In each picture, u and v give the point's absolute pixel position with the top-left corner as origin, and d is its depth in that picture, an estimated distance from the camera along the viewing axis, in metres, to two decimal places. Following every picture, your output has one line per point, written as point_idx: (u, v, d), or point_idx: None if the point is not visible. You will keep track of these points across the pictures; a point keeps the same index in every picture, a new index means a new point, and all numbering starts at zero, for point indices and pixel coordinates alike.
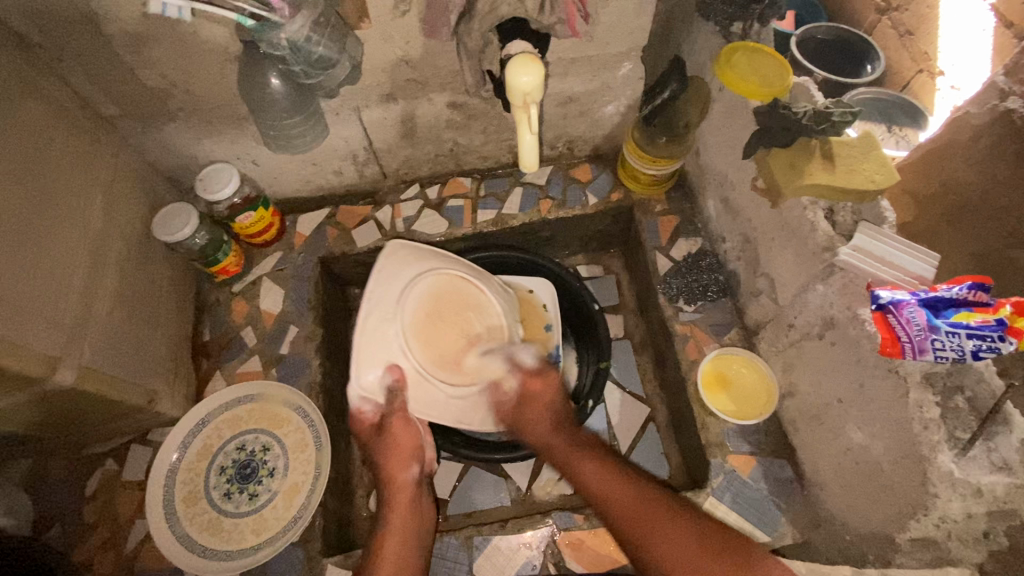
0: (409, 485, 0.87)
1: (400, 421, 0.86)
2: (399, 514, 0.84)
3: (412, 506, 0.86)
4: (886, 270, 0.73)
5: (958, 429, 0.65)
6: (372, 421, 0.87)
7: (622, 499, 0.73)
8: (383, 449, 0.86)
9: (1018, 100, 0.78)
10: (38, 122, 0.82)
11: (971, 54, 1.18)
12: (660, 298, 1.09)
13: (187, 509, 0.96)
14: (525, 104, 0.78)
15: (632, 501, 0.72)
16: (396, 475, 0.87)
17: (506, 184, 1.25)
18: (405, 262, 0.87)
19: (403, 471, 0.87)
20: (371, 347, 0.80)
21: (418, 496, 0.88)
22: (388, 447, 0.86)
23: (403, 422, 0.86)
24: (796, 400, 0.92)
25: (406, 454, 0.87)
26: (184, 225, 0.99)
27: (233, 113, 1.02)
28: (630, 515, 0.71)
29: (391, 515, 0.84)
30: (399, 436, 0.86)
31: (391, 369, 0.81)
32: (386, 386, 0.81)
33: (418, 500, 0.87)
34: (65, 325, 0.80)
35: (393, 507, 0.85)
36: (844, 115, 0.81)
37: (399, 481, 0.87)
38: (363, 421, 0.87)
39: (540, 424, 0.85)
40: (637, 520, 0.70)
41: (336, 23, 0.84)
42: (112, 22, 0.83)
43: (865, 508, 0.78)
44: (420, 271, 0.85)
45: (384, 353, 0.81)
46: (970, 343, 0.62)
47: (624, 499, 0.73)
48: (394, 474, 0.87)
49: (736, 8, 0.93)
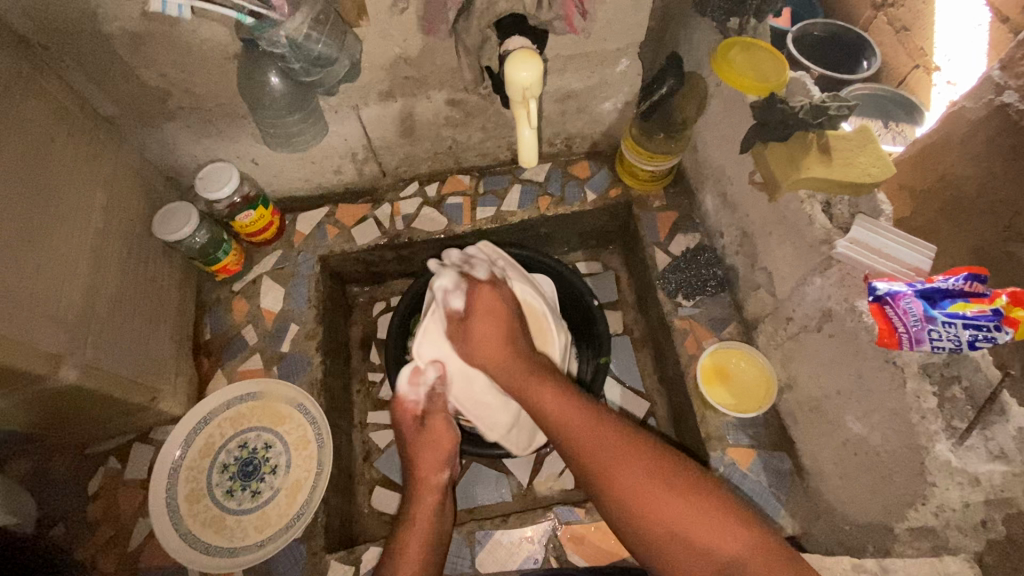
0: (439, 487, 0.92)
1: (442, 420, 0.97)
2: (426, 512, 0.88)
3: (437, 507, 0.90)
4: (882, 261, 0.73)
5: (955, 418, 0.66)
6: (415, 412, 0.98)
7: (574, 425, 0.77)
8: (421, 444, 0.95)
9: (1014, 94, 0.79)
10: (39, 121, 0.83)
11: (967, 49, 1.17)
12: (659, 293, 1.10)
13: (190, 506, 0.96)
14: (524, 100, 0.79)
15: (581, 421, 0.77)
16: (428, 475, 0.93)
17: (505, 181, 1.26)
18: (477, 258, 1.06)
19: (435, 473, 0.94)
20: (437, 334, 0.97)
21: (443, 500, 0.92)
22: (425, 445, 0.95)
23: (443, 418, 0.97)
24: (795, 393, 0.93)
25: (439, 454, 0.95)
26: (184, 223, 0.99)
27: (232, 112, 1.02)
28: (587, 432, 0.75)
29: (417, 512, 0.89)
30: (438, 429, 0.97)
31: (437, 363, 0.97)
32: (429, 377, 0.97)
33: (443, 502, 0.92)
34: (68, 323, 0.81)
35: (421, 505, 0.90)
36: (840, 109, 0.81)
37: (429, 484, 0.92)
38: (405, 408, 0.98)
39: (487, 352, 0.89)
40: (590, 439, 0.75)
41: (336, 21, 0.85)
42: (112, 22, 0.84)
43: (862, 499, 0.79)
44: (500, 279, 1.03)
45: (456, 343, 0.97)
46: (966, 333, 0.63)
47: (582, 428, 0.76)
48: (425, 475, 0.93)
49: (732, 3, 0.91)
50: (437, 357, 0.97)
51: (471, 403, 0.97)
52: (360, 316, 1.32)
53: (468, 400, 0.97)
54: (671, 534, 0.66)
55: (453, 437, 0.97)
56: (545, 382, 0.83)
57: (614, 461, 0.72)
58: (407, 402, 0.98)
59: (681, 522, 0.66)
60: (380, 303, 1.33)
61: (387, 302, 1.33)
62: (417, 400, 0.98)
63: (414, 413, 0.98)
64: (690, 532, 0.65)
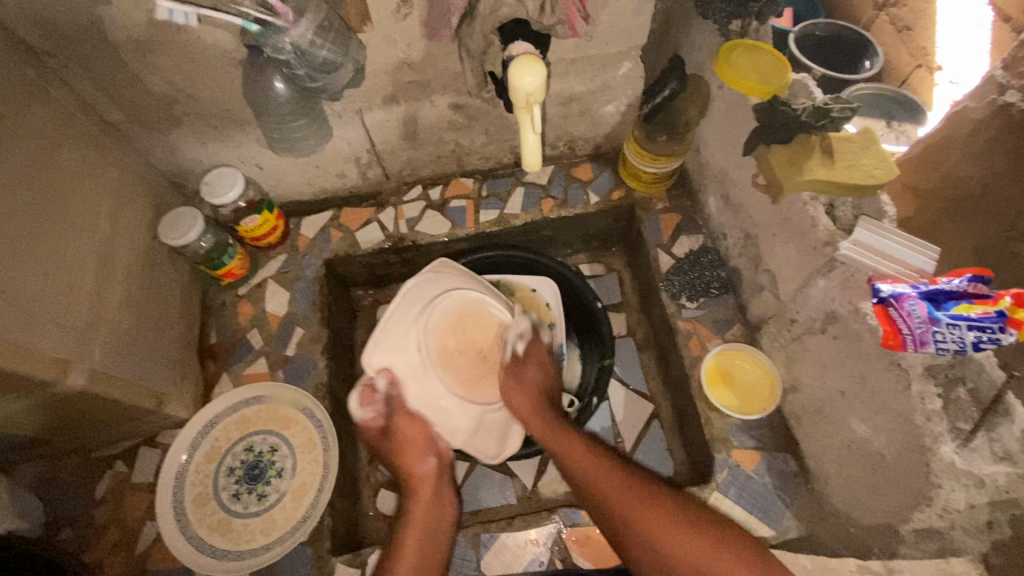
0: (430, 477, 0.92)
1: (405, 419, 0.91)
2: (422, 509, 0.89)
3: (433, 500, 0.91)
4: (885, 263, 0.73)
5: (959, 420, 0.66)
6: (377, 428, 0.93)
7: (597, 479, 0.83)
8: (394, 446, 0.92)
9: (1016, 93, 0.79)
10: (46, 128, 0.83)
11: (970, 49, 1.18)
12: (663, 295, 1.10)
13: (197, 509, 0.97)
14: (527, 105, 0.80)
15: (603, 476, 0.83)
16: (414, 470, 0.92)
17: (508, 184, 1.26)
18: (432, 279, 0.95)
19: (419, 463, 0.92)
20: (388, 337, 0.89)
21: (439, 487, 0.92)
22: (399, 446, 0.92)
23: (408, 417, 0.90)
24: (799, 395, 0.93)
25: (420, 448, 0.92)
26: (189, 228, 1.00)
27: (237, 117, 1.03)
28: (610, 485, 0.81)
29: (413, 508, 0.90)
30: (407, 432, 0.91)
31: (386, 371, 0.88)
32: (380, 387, 0.89)
33: (438, 490, 0.92)
34: (75, 329, 0.81)
35: (416, 502, 0.90)
36: (843, 111, 0.82)
37: (420, 475, 0.92)
38: (370, 428, 0.93)
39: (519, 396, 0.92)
40: (613, 490, 0.81)
41: (339, 27, 0.85)
42: (118, 29, 0.85)
43: (867, 500, 0.79)
44: (449, 286, 0.93)
45: (399, 350, 0.88)
46: (971, 335, 0.62)
47: (604, 481, 0.82)
48: (412, 469, 0.92)
49: (734, 6, 0.92)
50: (385, 365, 0.89)
51: (427, 407, 0.89)
52: (364, 319, 1.33)
53: (429, 405, 0.89)
54: (690, 568, 0.72)
55: (425, 430, 0.91)
56: (572, 436, 0.90)
57: (638, 509, 0.77)
58: (370, 422, 0.93)
59: (700, 558, 0.72)
60: (384, 306, 1.34)
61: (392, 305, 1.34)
62: (376, 416, 0.92)
63: (379, 427, 0.93)
64: (707, 567, 0.71)
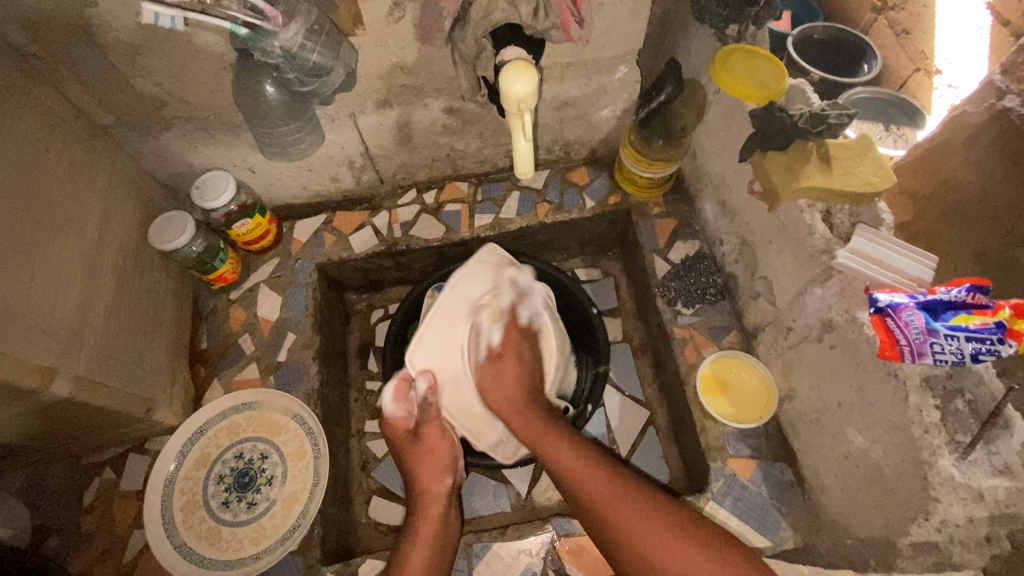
0: (443, 496, 0.92)
1: (435, 428, 0.96)
2: (429, 526, 0.87)
3: (443, 519, 0.89)
4: (883, 272, 0.72)
5: (958, 433, 0.65)
6: (405, 428, 0.97)
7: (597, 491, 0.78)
8: (418, 454, 0.95)
9: (1015, 98, 0.78)
10: (34, 132, 0.82)
11: (970, 53, 1.16)
12: (658, 301, 1.09)
13: (185, 518, 0.95)
14: (519, 112, 0.79)
15: (602, 487, 0.78)
16: (429, 486, 0.92)
17: (502, 189, 1.25)
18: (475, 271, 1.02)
19: (436, 482, 0.93)
20: (432, 338, 0.98)
21: (450, 509, 0.91)
22: (423, 456, 0.95)
23: (438, 428, 0.96)
24: (796, 403, 0.92)
25: (439, 463, 0.94)
26: (180, 233, 0.99)
27: (229, 120, 1.02)
28: (609, 496, 0.77)
29: (420, 523, 0.88)
30: (432, 442, 0.96)
31: (427, 372, 0.98)
32: (419, 388, 0.97)
33: (448, 511, 0.91)
34: (62, 336, 0.80)
35: (425, 512, 0.90)
36: (840, 117, 0.80)
37: (433, 492, 0.92)
38: (397, 427, 0.98)
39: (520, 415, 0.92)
40: (616, 503, 0.76)
41: (330, 31, 0.84)
42: (106, 32, 0.83)
43: (865, 512, 0.77)
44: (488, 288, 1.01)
45: (444, 352, 0.98)
46: (968, 346, 0.62)
47: (604, 494, 0.78)
48: (427, 484, 0.93)
49: (731, 11, 0.92)
50: (426, 366, 0.98)
51: (458, 410, 0.99)
52: (358, 323, 1.32)
53: (461, 411, 0.99)
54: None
55: (449, 444, 0.96)
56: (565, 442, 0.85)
57: (641, 524, 0.73)
58: (398, 421, 0.98)
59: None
60: (379, 311, 1.33)
61: (386, 309, 1.33)
62: (406, 416, 0.98)
63: (406, 429, 0.98)
64: None
